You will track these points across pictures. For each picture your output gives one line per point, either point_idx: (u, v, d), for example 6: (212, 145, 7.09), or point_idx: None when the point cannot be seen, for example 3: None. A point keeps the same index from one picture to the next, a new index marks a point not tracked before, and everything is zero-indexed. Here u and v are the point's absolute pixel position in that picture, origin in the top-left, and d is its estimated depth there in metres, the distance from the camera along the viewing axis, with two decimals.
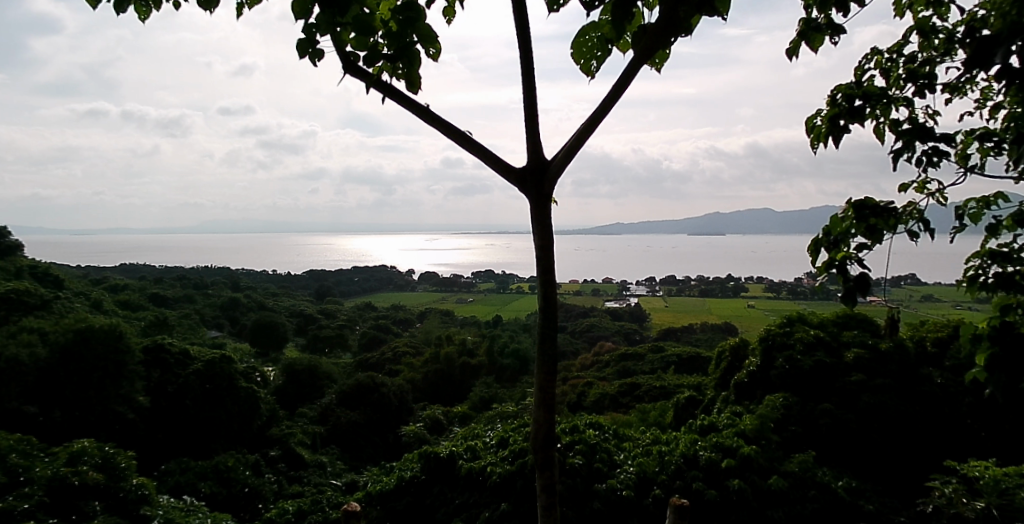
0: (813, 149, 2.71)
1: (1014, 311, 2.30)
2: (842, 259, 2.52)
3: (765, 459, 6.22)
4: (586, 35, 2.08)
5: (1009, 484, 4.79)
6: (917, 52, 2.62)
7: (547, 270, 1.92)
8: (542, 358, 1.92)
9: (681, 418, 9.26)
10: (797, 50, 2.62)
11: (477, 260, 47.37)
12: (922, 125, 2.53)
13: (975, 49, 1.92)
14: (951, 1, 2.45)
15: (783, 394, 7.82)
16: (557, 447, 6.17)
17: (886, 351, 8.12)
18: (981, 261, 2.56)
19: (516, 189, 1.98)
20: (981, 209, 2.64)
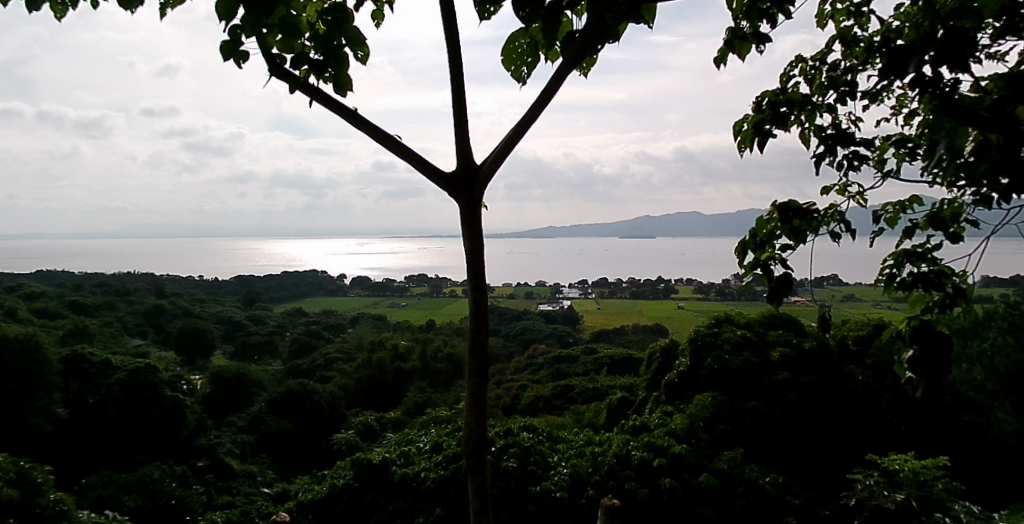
0: (740, 153, 2.75)
1: (930, 308, 2.45)
2: (766, 260, 2.59)
3: (695, 457, 6.33)
4: (515, 42, 2.01)
5: (926, 475, 5.03)
6: (838, 61, 2.71)
7: (477, 274, 1.87)
8: (472, 362, 1.87)
9: (613, 418, 9.36)
10: (725, 58, 2.65)
11: (410, 264, 46.95)
12: (843, 131, 2.61)
13: (888, 58, 1.97)
14: (871, 11, 2.53)
15: (712, 394, 8.00)
16: (490, 451, 6.11)
17: (810, 350, 8.46)
18: (894, 261, 2.65)
19: (446, 194, 1.93)
20: (897, 213, 2.74)
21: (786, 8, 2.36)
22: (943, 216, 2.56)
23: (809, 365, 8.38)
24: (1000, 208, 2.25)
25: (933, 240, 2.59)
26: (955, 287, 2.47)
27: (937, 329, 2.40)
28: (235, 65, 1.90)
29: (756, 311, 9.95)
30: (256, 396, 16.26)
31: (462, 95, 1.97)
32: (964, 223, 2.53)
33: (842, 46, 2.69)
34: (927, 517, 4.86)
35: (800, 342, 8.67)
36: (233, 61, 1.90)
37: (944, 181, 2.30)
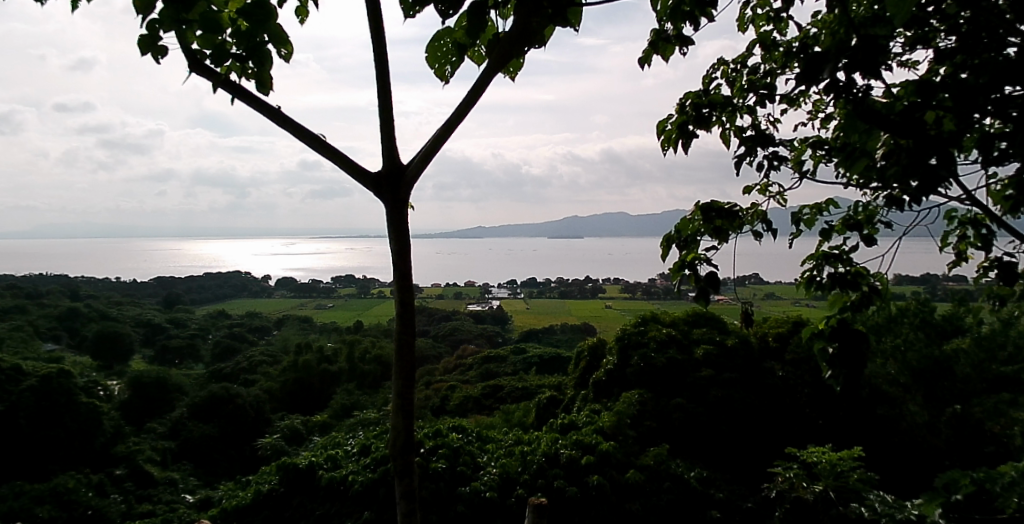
0: (664, 153, 2.80)
1: (847, 308, 2.51)
2: (693, 260, 2.63)
3: (622, 454, 6.44)
4: (440, 41, 1.96)
5: (843, 467, 5.25)
6: (759, 64, 2.80)
7: (404, 274, 1.82)
8: (399, 363, 1.83)
9: (542, 417, 9.41)
10: (649, 60, 2.70)
11: (336, 264, 46.04)
12: (763, 132, 2.69)
13: (803, 63, 2.03)
14: (789, 16, 2.62)
15: (639, 391, 8.15)
16: (419, 453, 6.04)
17: (732, 347, 8.77)
18: (815, 263, 2.77)
19: (371, 194, 1.87)
20: (815, 215, 2.84)
21: (709, 12, 2.41)
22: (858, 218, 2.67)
23: (731, 362, 8.65)
24: (911, 209, 2.39)
25: (849, 243, 2.74)
26: (870, 286, 2.58)
27: (854, 326, 2.49)
28: (154, 59, 1.78)
29: (681, 311, 10.21)
30: (178, 401, 15.56)
31: (389, 96, 1.91)
32: (878, 225, 2.68)
33: (762, 50, 2.78)
34: (844, 507, 5.05)
35: (723, 340, 8.98)
36: (152, 56, 1.79)
37: (860, 183, 2.41)
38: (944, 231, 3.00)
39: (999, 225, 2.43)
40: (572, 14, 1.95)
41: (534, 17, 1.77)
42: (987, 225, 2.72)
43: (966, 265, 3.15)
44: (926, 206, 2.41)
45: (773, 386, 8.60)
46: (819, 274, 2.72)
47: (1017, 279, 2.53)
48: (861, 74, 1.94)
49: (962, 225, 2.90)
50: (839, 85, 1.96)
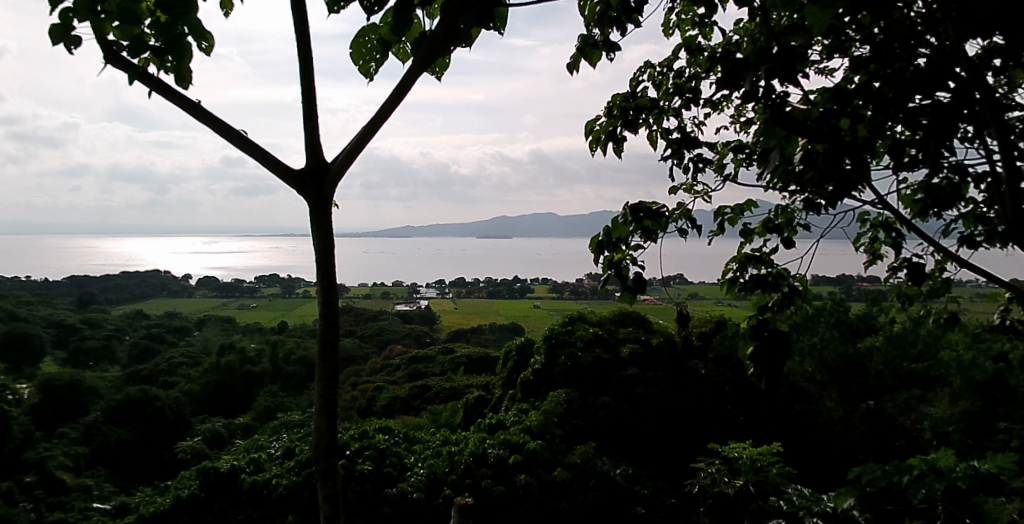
0: (593, 154, 2.84)
1: (769, 310, 2.63)
2: (620, 260, 2.66)
3: (550, 453, 6.50)
4: (364, 37, 1.91)
5: (762, 461, 5.41)
6: (683, 68, 2.86)
7: (327, 274, 1.76)
8: (322, 364, 1.76)
9: (470, 418, 9.37)
10: (577, 65, 2.72)
11: (259, 263, 44.65)
12: (689, 135, 2.75)
13: (724, 71, 2.08)
14: (713, 23, 2.68)
15: (566, 390, 8.23)
16: (344, 455, 5.89)
17: (657, 346, 9.04)
18: (736, 265, 2.85)
19: (294, 192, 1.80)
20: (736, 214, 2.84)
21: (636, 19, 2.45)
22: (778, 221, 2.77)
23: (656, 360, 8.85)
24: (828, 213, 2.50)
25: (769, 244, 2.84)
26: (792, 287, 2.67)
27: (775, 326, 2.59)
28: (66, 51, 1.67)
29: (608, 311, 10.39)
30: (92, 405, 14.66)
31: (311, 93, 1.85)
32: (797, 227, 2.75)
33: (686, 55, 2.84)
34: (763, 501, 5.35)
35: (648, 339, 9.23)
36: (63, 46, 1.67)
37: (781, 187, 2.50)
38: (857, 232, 3.13)
39: (907, 228, 2.57)
40: (499, 15, 1.92)
41: (461, 16, 1.73)
42: (896, 227, 2.86)
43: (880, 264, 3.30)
44: (843, 210, 2.57)
45: (696, 383, 8.84)
46: (743, 276, 2.82)
47: (923, 279, 2.69)
48: (780, 82, 2.00)
49: (875, 227, 3.04)
50: (759, 93, 2.02)
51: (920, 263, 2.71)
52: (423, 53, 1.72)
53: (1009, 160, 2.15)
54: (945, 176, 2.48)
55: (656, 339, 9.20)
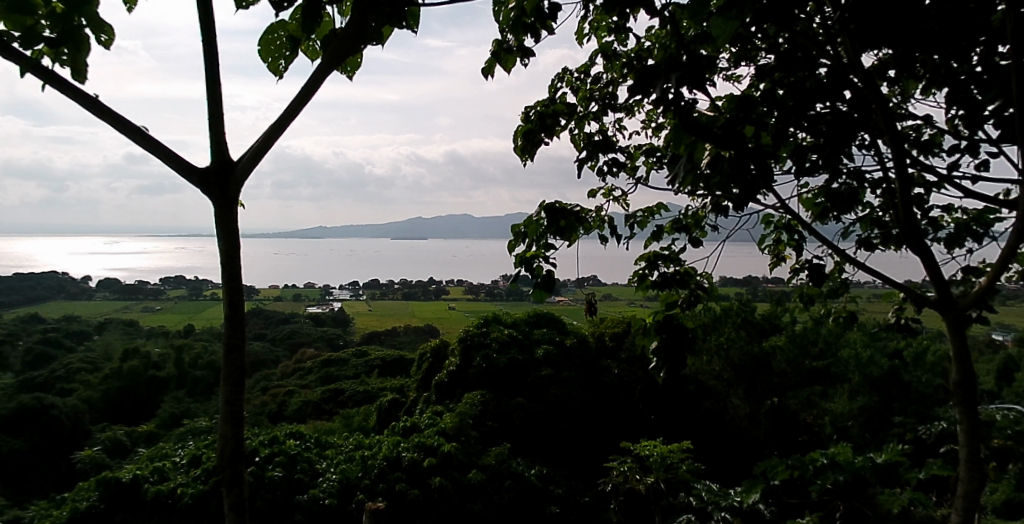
0: (519, 163, 2.87)
1: (676, 306, 2.76)
2: (531, 259, 2.66)
3: (464, 455, 6.48)
4: (273, 34, 1.81)
5: (672, 459, 5.52)
6: (600, 74, 2.90)
7: (233, 275, 1.68)
8: (228, 368, 1.67)
9: (384, 421, 9.17)
10: (493, 70, 2.71)
11: (158, 263, 42.25)
12: (605, 139, 2.79)
13: (636, 77, 2.13)
14: (627, 29, 2.73)
15: (481, 392, 8.20)
16: (253, 461, 5.50)
17: (570, 346, 9.22)
18: (645, 264, 2.89)
19: (198, 191, 1.70)
20: (647, 216, 2.95)
21: (548, 25, 2.48)
22: (687, 222, 2.89)
23: (569, 361, 9.01)
24: (733, 215, 2.59)
25: (677, 244, 2.90)
26: (698, 284, 2.83)
27: (680, 322, 2.74)
28: None
29: (523, 311, 10.45)
30: None
31: (216, 90, 1.75)
32: (705, 228, 2.89)
33: (603, 60, 2.88)
34: (674, 498, 5.46)
35: (562, 340, 9.36)
36: None
37: (692, 190, 2.57)
38: (762, 234, 3.28)
39: (807, 232, 2.71)
40: (411, 15, 1.89)
41: (372, 15, 1.66)
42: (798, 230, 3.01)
43: (783, 265, 3.49)
44: (748, 213, 2.62)
45: (608, 383, 9.02)
46: (652, 274, 2.88)
47: (824, 279, 2.82)
48: (688, 89, 2.05)
49: (778, 229, 3.19)
50: (668, 99, 2.06)
51: (819, 265, 2.85)
52: (331, 52, 1.65)
53: (900, 166, 2.29)
54: (843, 182, 2.62)
55: (570, 340, 9.36)
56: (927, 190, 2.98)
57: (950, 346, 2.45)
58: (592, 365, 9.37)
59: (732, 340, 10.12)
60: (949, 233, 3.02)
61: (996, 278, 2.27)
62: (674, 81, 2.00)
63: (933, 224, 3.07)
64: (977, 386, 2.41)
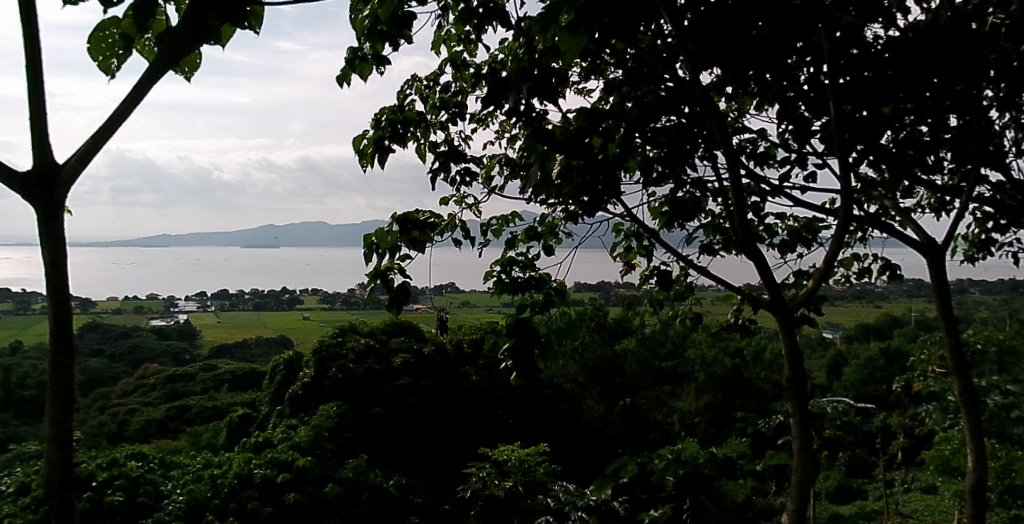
0: (366, 168, 2.86)
1: (528, 309, 2.87)
2: (386, 269, 2.67)
3: (319, 469, 6.39)
4: (104, 31, 1.56)
5: (530, 462, 5.65)
6: (450, 83, 3.05)
7: (58, 286, 1.47)
8: (53, 388, 1.44)
9: (235, 437, 8.57)
10: (347, 76, 2.72)
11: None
12: (456, 148, 2.85)
13: (489, 87, 2.13)
14: (479, 41, 2.89)
15: (337, 403, 7.98)
16: (87, 486, 4.77)
17: (428, 354, 9.34)
18: (501, 266, 2.99)
19: (16, 195, 1.49)
20: (502, 225, 3.15)
21: (406, 34, 2.51)
22: (541, 230, 3.04)
23: (428, 369, 9.14)
24: (585, 222, 2.90)
25: (532, 251, 3.04)
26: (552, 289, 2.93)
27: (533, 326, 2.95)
28: None
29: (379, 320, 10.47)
30: None
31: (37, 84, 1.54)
32: (559, 236, 3.03)
33: (453, 69, 3.00)
34: (532, 500, 5.50)
35: (419, 348, 9.39)
36: None
37: (547, 202, 2.79)
38: (613, 241, 3.50)
39: (654, 240, 2.91)
40: (256, 14, 1.68)
41: (207, 13, 1.46)
42: (647, 238, 3.26)
43: (633, 272, 3.73)
44: (598, 221, 2.94)
45: (467, 390, 9.36)
46: (507, 276, 2.96)
47: (672, 285, 2.91)
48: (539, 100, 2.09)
49: (628, 237, 3.43)
50: (520, 110, 2.10)
51: (668, 270, 2.93)
52: (165, 54, 1.43)
53: (733, 179, 2.49)
54: (687, 191, 2.80)
55: (427, 348, 9.43)
56: (762, 200, 3.31)
57: (782, 345, 2.67)
58: (451, 372, 9.59)
59: (588, 345, 11.56)
60: (783, 240, 3.38)
61: (820, 281, 2.50)
62: (525, 92, 2.05)
63: (769, 232, 3.42)
64: (806, 380, 2.63)
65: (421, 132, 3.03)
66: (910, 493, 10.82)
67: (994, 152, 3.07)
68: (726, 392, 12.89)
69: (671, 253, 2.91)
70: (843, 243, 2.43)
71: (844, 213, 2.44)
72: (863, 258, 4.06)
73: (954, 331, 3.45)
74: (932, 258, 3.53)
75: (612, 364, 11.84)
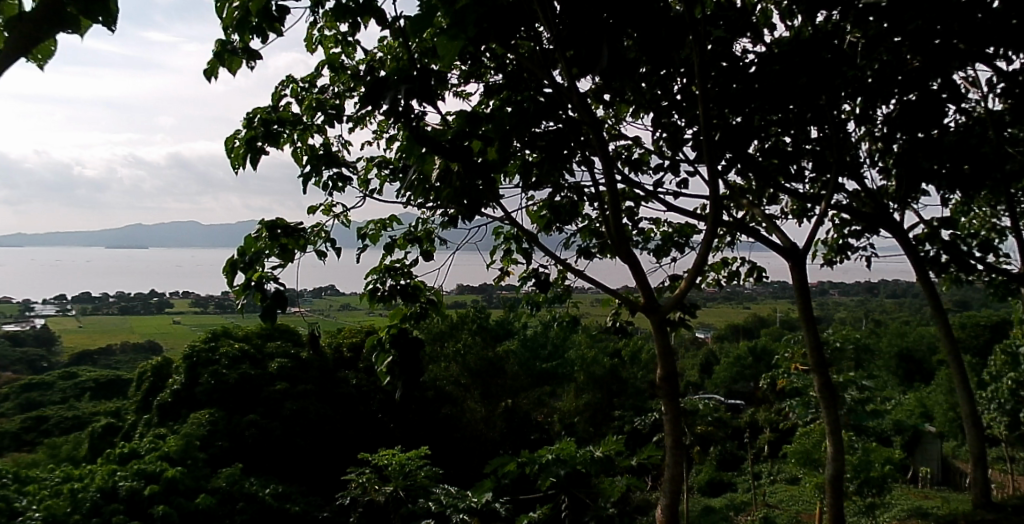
0: (233, 166, 2.99)
1: (405, 320, 3.27)
2: (259, 279, 2.85)
3: (190, 479, 6.23)
4: None
5: (411, 466, 5.60)
6: (326, 85, 3.31)
7: None
8: None
9: (98, 448, 7.97)
10: (214, 70, 2.79)
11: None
12: (331, 153, 3.16)
13: (367, 86, 2.23)
14: (356, 45, 3.12)
15: (209, 411, 8.36)
16: None
17: (306, 359, 10.11)
18: (379, 276, 3.36)
19: None
20: (379, 230, 3.48)
21: (275, 28, 2.49)
22: (419, 235, 3.46)
23: (305, 373, 9.79)
24: (465, 228, 3.14)
25: (409, 257, 3.44)
26: (428, 298, 3.33)
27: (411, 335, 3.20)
28: None
29: (254, 325, 10.58)
30: None
31: None
32: (434, 242, 3.49)
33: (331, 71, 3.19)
34: (413, 504, 5.41)
35: (297, 352, 10.11)
36: None
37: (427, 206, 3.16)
38: (495, 246, 3.91)
39: (535, 244, 3.06)
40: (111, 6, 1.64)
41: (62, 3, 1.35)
42: (525, 242, 3.66)
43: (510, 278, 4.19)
44: (476, 226, 3.11)
45: (343, 392, 10.12)
46: (381, 287, 3.34)
47: (548, 287, 3.42)
48: (417, 101, 2.22)
49: (507, 240, 3.86)
50: (399, 110, 2.21)
51: (546, 275, 3.43)
52: None
53: (609, 182, 2.65)
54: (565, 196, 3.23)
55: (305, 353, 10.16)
56: (636, 205, 3.70)
57: (655, 346, 2.81)
58: (329, 375, 10.30)
59: (469, 347, 12.96)
60: (657, 244, 3.77)
61: (690, 284, 2.64)
62: (403, 93, 2.16)
63: (644, 236, 3.78)
64: (677, 379, 2.80)
65: (296, 135, 3.25)
66: (774, 483, 11.97)
67: (845, 163, 3.52)
68: (604, 392, 14.57)
69: (551, 256, 3.06)
70: (711, 249, 2.56)
71: (712, 219, 2.58)
72: (731, 262, 4.54)
73: (813, 329, 3.70)
74: (793, 261, 3.86)
75: (493, 366, 13.21)
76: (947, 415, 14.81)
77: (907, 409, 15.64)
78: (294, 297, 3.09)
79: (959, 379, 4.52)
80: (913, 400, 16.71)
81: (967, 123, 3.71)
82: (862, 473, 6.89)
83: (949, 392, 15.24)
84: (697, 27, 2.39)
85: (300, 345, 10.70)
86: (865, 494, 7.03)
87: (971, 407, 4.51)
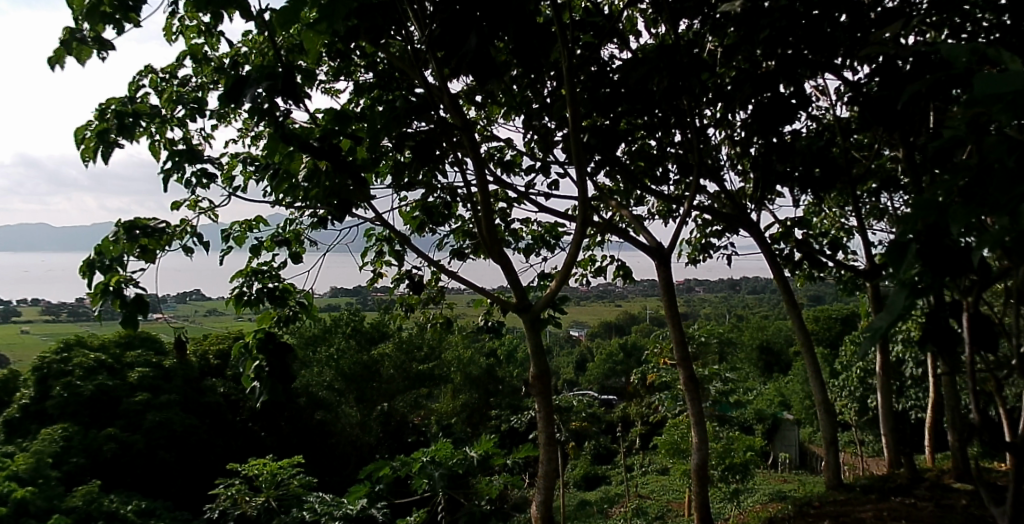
0: (85, 159, 2.90)
1: (270, 325, 3.17)
2: (116, 283, 2.77)
3: (42, 499, 5.85)
4: None
5: (283, 475, 5.50)
6: (186, 77, 3.25)
7: None
8: None
9: None
10: (62, 59, 2.70)
11: None
12: (193, 148, 3.08)
13: (226, 83, 2.17)
14: (218, 36, 3.10)
15: (63, 426, 7.82)
16: None
17: (169, 367, 9.69)
18: (245, 279, 3.31)
19: None
20: (245, 232, 3.39)
21: (129, 18, 2.45)
22: (287, 237, 3.46)
23: (168, 383, 9.50)
24: (334, 229, 3.15)
25: (277, 259, 3.35)
26: (299, 301, 3.31)
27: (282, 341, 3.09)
28: None
29: (112, 333, 9.90)
30: None
31: None
32: (306, 243, 3.47)
33: (192, 62, 3.22)
34: (286, 513, 5.27)
35: (159, 361, 9.64)
36: None
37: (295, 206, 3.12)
38: (365, 247, 3.91)
39: (404, 245, 3.05)
40: None
41: None
42: (399, 242, 3.67)
43: (383, 278, 4.18)
44: (346, 228, 3.18)
45: (210, 402, 10.10)
46: (248, 290, 3.29)
47: (421, 288, 3.68)
48: (282, 99, 2.19)
49: (379, 242, 3.83)
50: (261, 106, 2.16)
51: (418, 275, 3.73)
52: None
53: (479, 183, 2.72)
54: (437, 196, 3.28)
55: (167, 361, 9.72)
56: (509, 206, 3.79)
57: (528, 346, 2.88)
58: (194, 385, 10.11)
59: (344, 351, 13.15)
60: (528, 244, 3.87)
61: (561, 284, 2.75)
62: (265, 89, 2.12)
63: (516, 236, 3.88)
64: (550, 377, 2.88)
65: (155, 127, 3.14)
66: (646, 474, 12.65)
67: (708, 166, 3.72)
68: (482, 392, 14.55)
69: (422, 258, 3.04)
70: (579, 248, 2.70)
71: (581, 220, 2.75)
72: (600, 260, 4.71)
73: (681, 325, 3.87)
74: (660, 259, 4.04)
75: (368, 370, 13.39)
76: (805, 403, 15.96)
77: (769, 399, 16.85)
78: (155, 303, 2.96)
79: (814, 369, 4.82)
80: (773, 390, 18.03)
81: (817, 129, 4.02)
82: (726, 459, 7.33)
83: (805, 381, 16.49)
84: (563, 30, 2.49)
85: (163, 354, 10.15)
86: (731, 480, 7.52)
87: (824, 396, 4.79)
